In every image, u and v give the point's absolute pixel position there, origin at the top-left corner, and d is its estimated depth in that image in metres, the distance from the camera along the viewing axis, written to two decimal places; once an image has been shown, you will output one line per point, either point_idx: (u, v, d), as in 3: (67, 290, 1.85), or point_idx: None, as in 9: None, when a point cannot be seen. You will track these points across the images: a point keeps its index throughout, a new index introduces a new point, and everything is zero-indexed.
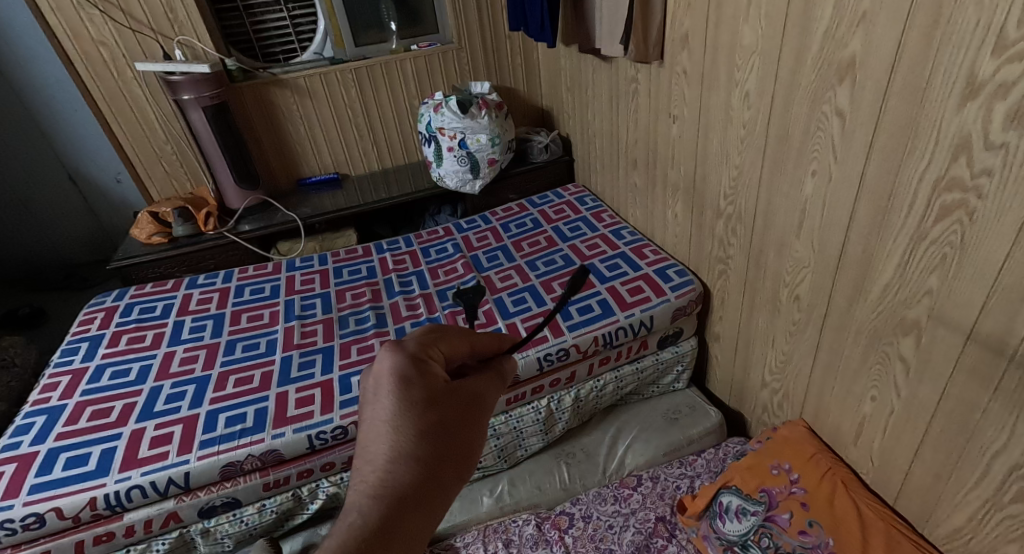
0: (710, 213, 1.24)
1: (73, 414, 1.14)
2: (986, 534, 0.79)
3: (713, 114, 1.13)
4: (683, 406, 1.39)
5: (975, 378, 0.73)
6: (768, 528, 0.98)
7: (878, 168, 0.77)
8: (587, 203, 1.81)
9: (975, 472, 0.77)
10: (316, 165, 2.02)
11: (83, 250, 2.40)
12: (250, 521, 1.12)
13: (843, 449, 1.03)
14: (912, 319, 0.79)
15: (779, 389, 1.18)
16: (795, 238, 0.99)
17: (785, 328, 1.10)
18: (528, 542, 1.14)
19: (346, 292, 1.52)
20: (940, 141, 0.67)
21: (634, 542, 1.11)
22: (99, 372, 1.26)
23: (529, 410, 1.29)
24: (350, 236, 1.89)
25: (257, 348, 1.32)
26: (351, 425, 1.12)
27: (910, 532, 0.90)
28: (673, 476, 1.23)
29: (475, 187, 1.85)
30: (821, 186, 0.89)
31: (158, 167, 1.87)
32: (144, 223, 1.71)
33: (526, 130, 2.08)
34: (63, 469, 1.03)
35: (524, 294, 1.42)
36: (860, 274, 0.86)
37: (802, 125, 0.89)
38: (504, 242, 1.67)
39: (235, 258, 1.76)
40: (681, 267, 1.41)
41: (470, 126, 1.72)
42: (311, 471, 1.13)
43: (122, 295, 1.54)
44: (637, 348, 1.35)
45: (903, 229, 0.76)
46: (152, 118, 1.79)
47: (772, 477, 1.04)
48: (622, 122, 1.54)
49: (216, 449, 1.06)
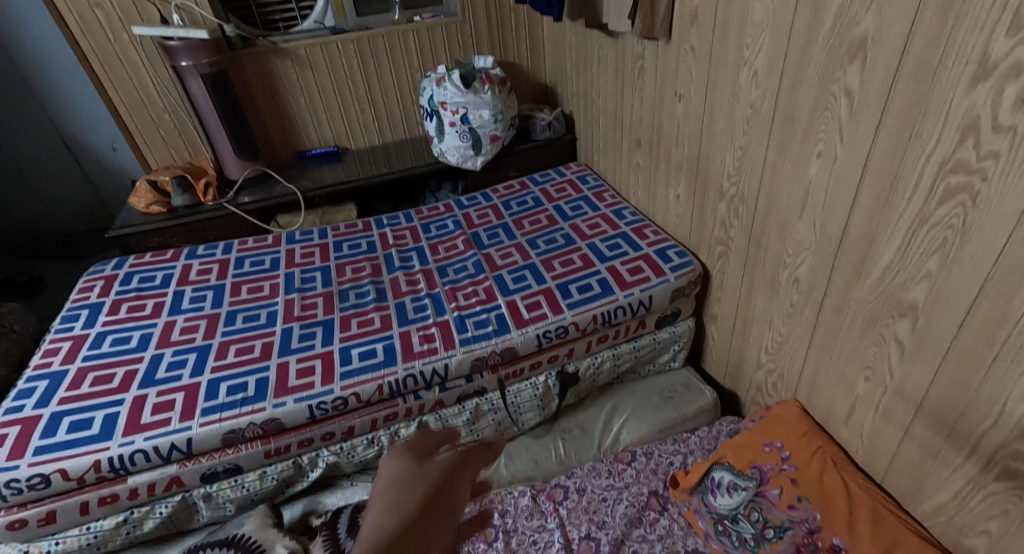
0: (713, 194, 1.24)
1: (75, 379, 1.15)
2: (969, 510, 0.81)
3: (720, 93, 1.12)
4: (678, 385, 1.42)
5: (966, 359, 0.74)
6: (758, 503, 1.01)
7: (885, 149, 0.76)
8: (589, 182, 1.80)
9: (962, 451, 0.79)
10: (317, 137, 2.00)
11: (77, 219, 2.38)
12: (251, 487, 1.15)
13: (834, 428, 1.06)
14: (909, 301, 0.80)
15: (774, 369, 1.20)
16: (797, 219, 0.99)
17: (783, 309, 1.11)
18: (523, 513, 1.17)
19: (346, 267, 1.52)
20: (949, 123, 0.67)
21: (627, 514, 1.14)
22: (100, 339, 1.27)
23: (528, 385, 1.31)
24: (350, 211, 1.88)
25: (257, 320, 1.33)
26: (351, 396, 1.14)
27: (894, 507, 0.93)
28: (666, 452, 1.26)
29: (477, 163, 1.84)
30: (826, 167, 0.88)
31: (156, 135, 1.84)
32: (141, 191, 1.69)
33: (529, 107, 2.06)
34: (67, 432, 1.04)
35: (524, 272, 1.42)
36: (860, 256, 0.87)
37: (810, 104, 0.88)
38: (505, 219, 1.67)
39: (234, 230, 1.75)
40: (681, 248, 1.42)
41: (472, 102, 1.71)
42: (312, 440, 1.15)
43: (121, 264, 1.54)
44: (635, 327, 1.36)
45: (906, 212, 0.76)
46: (150, 86, 1.76)
47: (764, 454, 1.07)
48: (626, 101, 1.53)
49: (218, 416, 1.07)
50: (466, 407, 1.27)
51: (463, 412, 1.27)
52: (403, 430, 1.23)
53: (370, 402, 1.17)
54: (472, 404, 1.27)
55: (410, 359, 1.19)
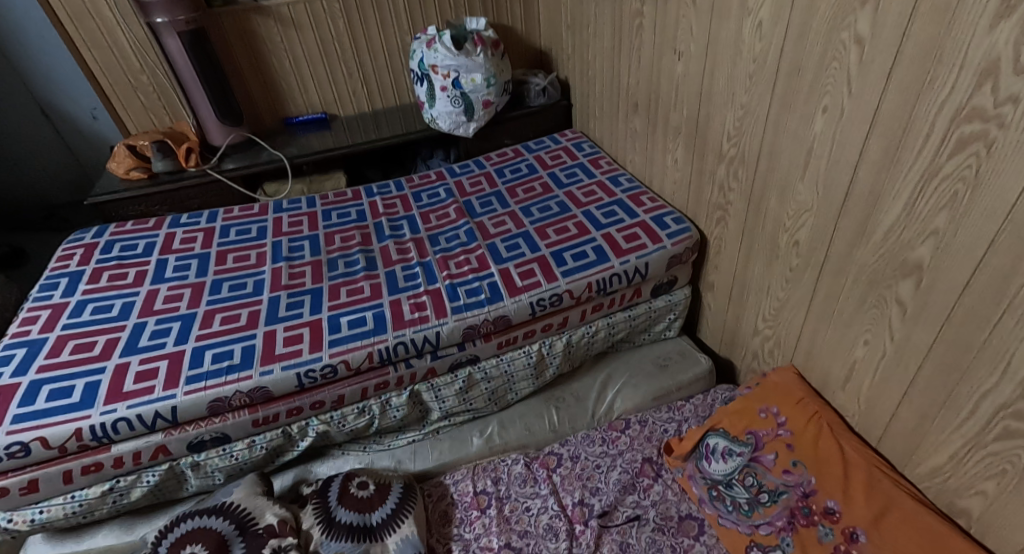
0: (712, 156, 1.20)
1: (54, 347, 1.12)
2: (966, 471, 0.81)
3: (722, 48, 1.07)
4: (673, 354, 1.40)
5: (971, 318, 0.72)
6: (753, 468, 1.01)
7: (896, 99, 0.73)
8: (585, 149, 1.76)
9: (962, 413, 0.78)
10: (303, 103, 1.93)
11: (60, 190, 2.30)
12: (240, 457, 1.13)
13: (831, 394, 1.05)
14: (914, 261, 0.78)
15: (771, 336, 1.19)
16: (800, 179, 0.96)
17: (782, 274, 1.08)
18: (516, 480, 1.16)
19: (335, 235, 1.48)
20: (966, 67, 0.63)
21: (621, 480, 1.13)
22: (80, 307, 1.23)
23: (521, 353, 1.29)
24: (339, 180, 1.83)
25: (244, 288, 1.29)
26: (341, 364, 1.11)
27: (890, 470, 0.93)
28: (661, 420, 1.25)
29: (469, 130, 1.78)
30: (831, 123, 0.85)
31: (134, 99, 1.78)
32: (120, 156, 1.63)
33: (523, 71, 1.99)
34: (46, 400, 1.01)
35: (518, 240, 1.39)
36: (864, 216, 0.84)
37: (817, 54, 0.84)
38: (499, 187, 1.63)
39: (219, 198, 1.70)
40: (678, 214, 1.38)
41: (464, 64, 1.65)
42: (301, 409, 1.13)
43: (101, 232, 1.49)
44: (630, 295, 1.34)
45: (915, 166, 0.73)
46: (126, 47, 1.68)
47: (759, 420, 1.06)
48: (623, 62, 1.48)
49: (203, 384, 1.05)
50: (459, 376, 1.24)
51: (455, 381, 1.24)
52: (394, 399, 1.21)
53: (359, 371, 1.14)
54: (464, 373, 1.25)
55: (401, 327, 1.16)
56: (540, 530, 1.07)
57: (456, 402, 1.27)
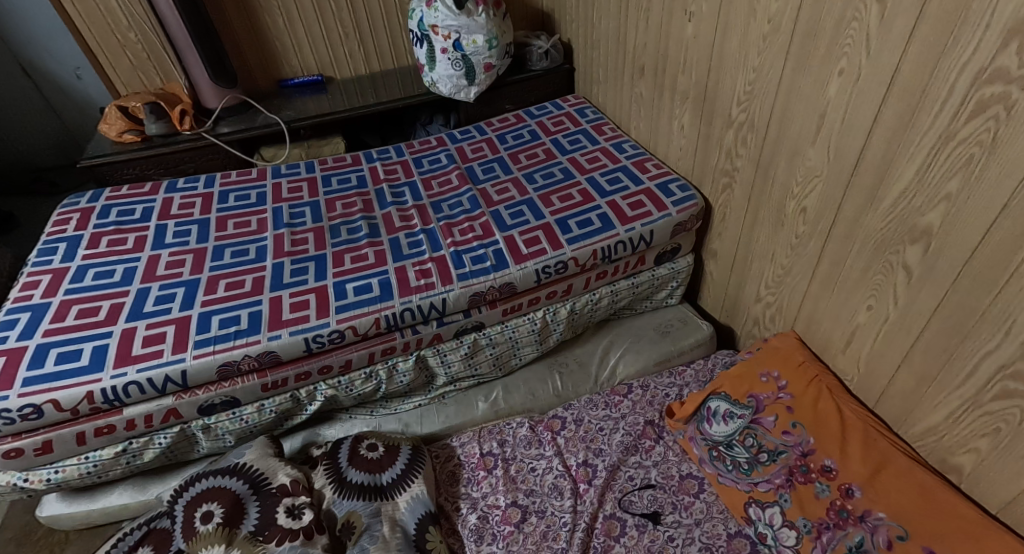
0: (720, 123, 1.19)
1: (59, 312, 1.11)
2: (960, 430, 0.84)
3: (735, 10, 1.05)
4: (675, 321, 1.42)
5: (978, 281, 0.74)
6: (753, 429, 1.04)
7: (915, 60, 0.72)
8: (588, 114, 1.73)
9: (961, 374, 0.80)
10: (298, 65, 1.88)
11: (47, 152, 2.24)
12: (249, 420, 1.14)
13: (831, 358, 1.07)
14: (923, 226, 0.78)
15: (773, 302, 1.20)
16: (810, 145, 0.95)
17: (787, 241, 1.09)
18: (522, 442, 1.19)
19: (336, 201, 1.46)
20: (992, 26, 0.62)
21: (624, 442, 1.16)
22: (81, 273, 1.21)
23: (526, 320, 1.29)
24: (337, 144, 1.79)
25: (246, 254, 1.28)
26: (348, 329, 1.12)
27: (886, 430, 0.95)
28: (662, 385, 1.27)
29: (470, 94, 1.75)
30: (847, 86, 0.84)
31: (123, 57, 1.72)
32: (111, 118, 1.59)
33: (524, 33, 1.94)
34: (55, 363, 1.01)
35: (521, 207, 1.38)
36: (875, 181, 0.84)
37: (835, 15, 0.82)
38: (501, 153, 1.61)
39: (215, 161, 1.67)
40: (683, 181, 1.38)
41: (466, 25, 1.60)
42: (309, 374, 1.14)
43: (97, 196, 1.46)
44: (634, 263, 1.34)
45: (931, 130, 0.73)
46: (112, 3, 1.62)
47: (760, 383, 1.08)
48: (631, 23, 1.44)
49: (212, 349, 1.05)
50: (464, 342, 1.25)
51: (461, 347, 1.25)
52: (401, 363, 1.22)
53: (366, 336, 1.15)
54: (470, 338, 1.26)
55: (407, 294, 1.16)
56: (545, 488, 1.10)
57: (460, 367, 1.28)
